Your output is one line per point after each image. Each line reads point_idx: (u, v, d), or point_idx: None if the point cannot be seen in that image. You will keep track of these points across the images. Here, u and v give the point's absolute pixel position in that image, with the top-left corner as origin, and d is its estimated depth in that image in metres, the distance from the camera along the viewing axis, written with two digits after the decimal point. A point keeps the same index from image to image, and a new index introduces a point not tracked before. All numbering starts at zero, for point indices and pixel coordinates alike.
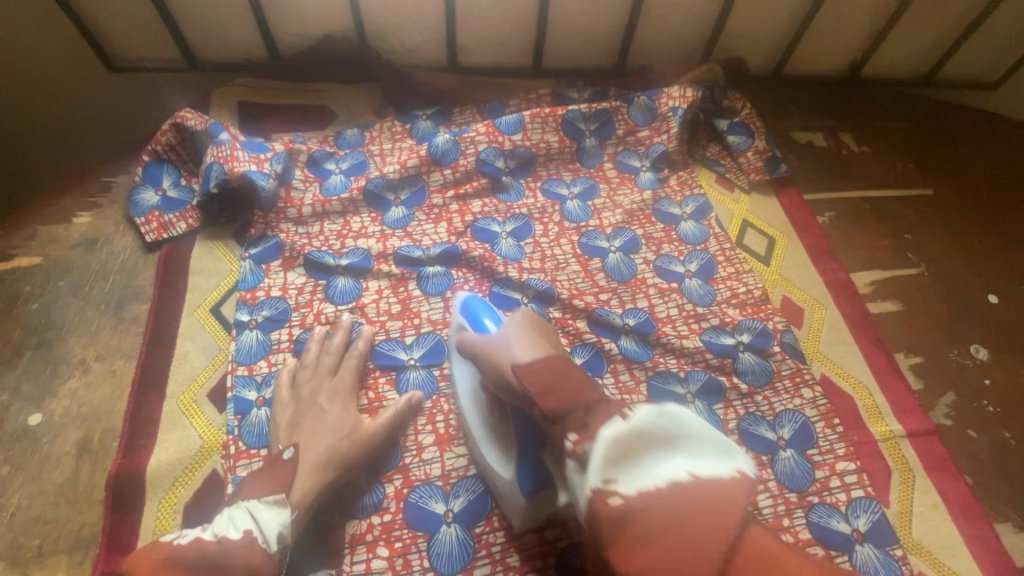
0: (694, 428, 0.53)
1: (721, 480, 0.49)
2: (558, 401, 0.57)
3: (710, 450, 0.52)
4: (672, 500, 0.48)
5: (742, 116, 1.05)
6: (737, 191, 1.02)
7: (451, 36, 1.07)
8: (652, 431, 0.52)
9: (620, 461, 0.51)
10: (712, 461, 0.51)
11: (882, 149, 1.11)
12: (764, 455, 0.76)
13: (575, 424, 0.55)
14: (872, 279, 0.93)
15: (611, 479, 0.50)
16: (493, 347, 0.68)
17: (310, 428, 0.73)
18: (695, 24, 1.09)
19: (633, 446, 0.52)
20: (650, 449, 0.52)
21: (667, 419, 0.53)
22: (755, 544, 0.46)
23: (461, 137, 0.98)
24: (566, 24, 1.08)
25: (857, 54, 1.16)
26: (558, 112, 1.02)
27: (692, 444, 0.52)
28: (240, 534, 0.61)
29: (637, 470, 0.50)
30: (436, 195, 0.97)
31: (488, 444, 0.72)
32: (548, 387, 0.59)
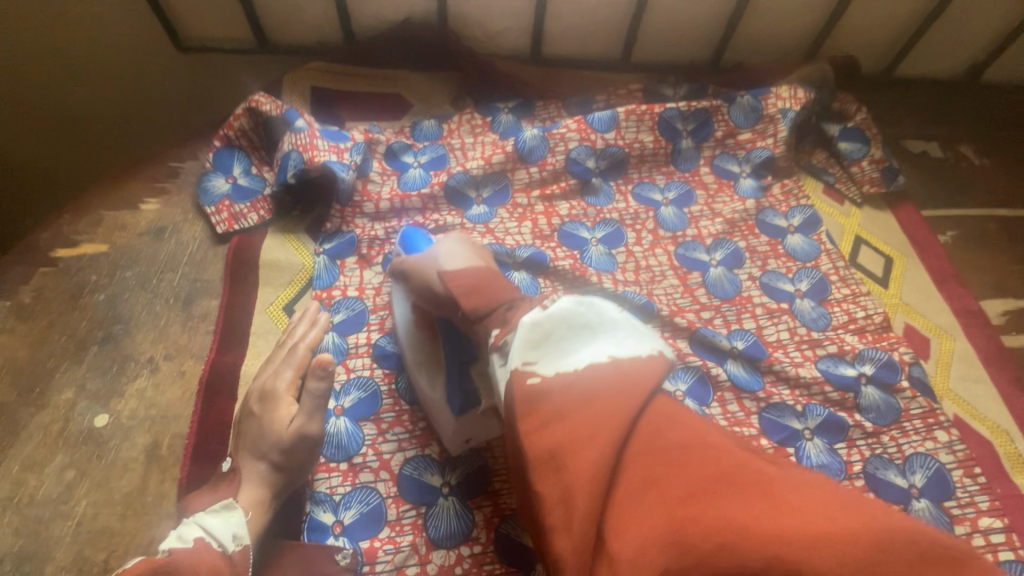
0: (615, 316, 0.52)
1: (640, 359, 0.48)
2: (481, 300, 0.56)
3: (632, 335, 0.50)
4: (588, 377, 0.47)
5: (857, 120, 0.96)
6: (848, 203, 0.93)
7: (539, 24, 0.99)
8: (573, 318, 0.51)
9: (539, 345, 0.50)
10: (633, 343, 0.50)
11: (1006, 162, 1.00)
12: (895, 505, 0.68)
13: (497, 320, 0.54)
14: (1005, 308, 0.84)
15: (530, 362, 0.49)
16: (420, 259, 0.65)
17: (245, 435, 0.64)
18: (804, 18, 1.00)
19: (554, 331, 0.50)
20: (571, 333, 0.50)
21: (586, 307, 0.52)
22: (659, 407, 0.46)
23: (550, 133, 0.90)
24: (663, 15, 1.00)
25: (978, 57, 1.05)
26: (655, 109, 0.93)
27: (610, 327, 0.51)
28: (191, 543, 0.53)
29: (557, 354, 0.49)
30: (520, 194, 0.90)
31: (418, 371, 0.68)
32: (472, 288, 0.57)
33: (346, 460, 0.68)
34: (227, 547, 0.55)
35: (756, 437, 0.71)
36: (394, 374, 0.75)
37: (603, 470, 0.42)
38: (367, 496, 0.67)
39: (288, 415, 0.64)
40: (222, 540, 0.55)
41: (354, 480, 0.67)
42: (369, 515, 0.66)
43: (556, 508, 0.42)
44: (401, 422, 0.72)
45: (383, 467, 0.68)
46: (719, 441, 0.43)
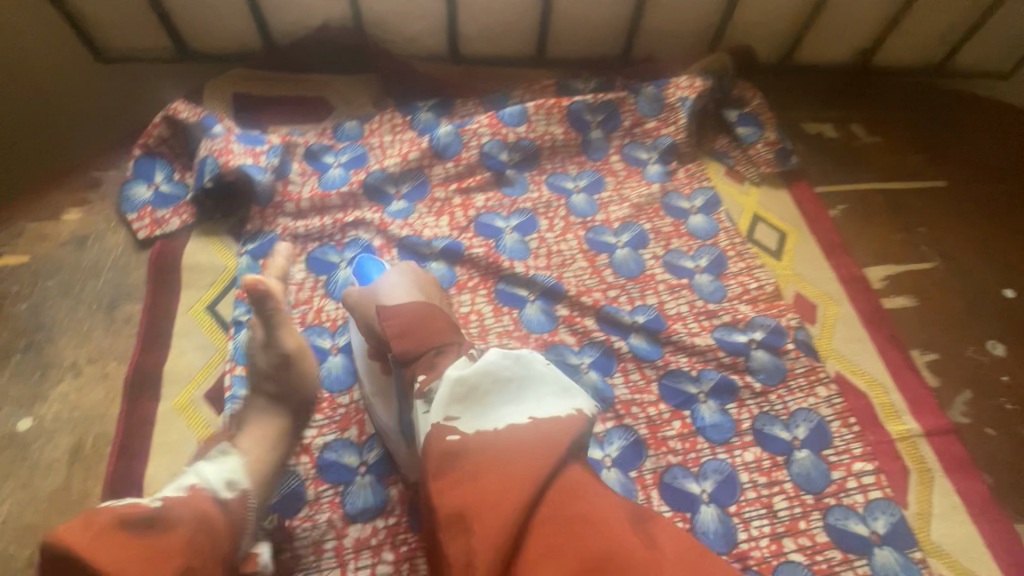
0: (544, 373, 0.58)
1: (558, 418, 0.53)
2: (413, 343, 0.62)
3: (553, 393, 0.56)
4: (505, 435, 0.51)
5: (752, 107, 1.03)
6: (746, 183, 1.00)
7: (452, 24, 1.03)
8: (498, 373, 0.57)
9: (460, 400, 0.56)
10: (554, 401, 0.55)
11: (893, 139, 1.08)
12: (779, 456, 0.74)
13: (424, 365, 0.61)
14: (886, 274, 0.91)
15: (452, 416, 0.55)
16: (366, 296, 0.70)
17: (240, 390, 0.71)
18: (703, 10, 1.06)
19: (477, 386, 0.56)
20: (495, 390, 0.56)
21: (517, 364, 0.58)
22: (571, 478, 0.48)
23: (463, 129, 0.95)
24: (570, 12, 1.05)
25: (867, 44, 1.13)
26: (563, 103, 0.99)
27: (536, 384, 0.57)
28: (185, 492, 0.54)
29: (479, 408, 0.55)
30: (438, 189, 0.95)
31: (376, 399, 0.71)
32: (404, 330, 0.63)
33: None
34: (225, 493, 0.57)
35: (655, 403, 0.77)
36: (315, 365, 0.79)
37: (501, 534, 0.45)
38: (287, 479, 0.70)
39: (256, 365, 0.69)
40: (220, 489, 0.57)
41: None
42: (289, 496, 0.69)
43: (459, 569, 0.45)
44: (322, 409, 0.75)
45: (303, 451, 0.72)
46: (610, 510, 0.46)
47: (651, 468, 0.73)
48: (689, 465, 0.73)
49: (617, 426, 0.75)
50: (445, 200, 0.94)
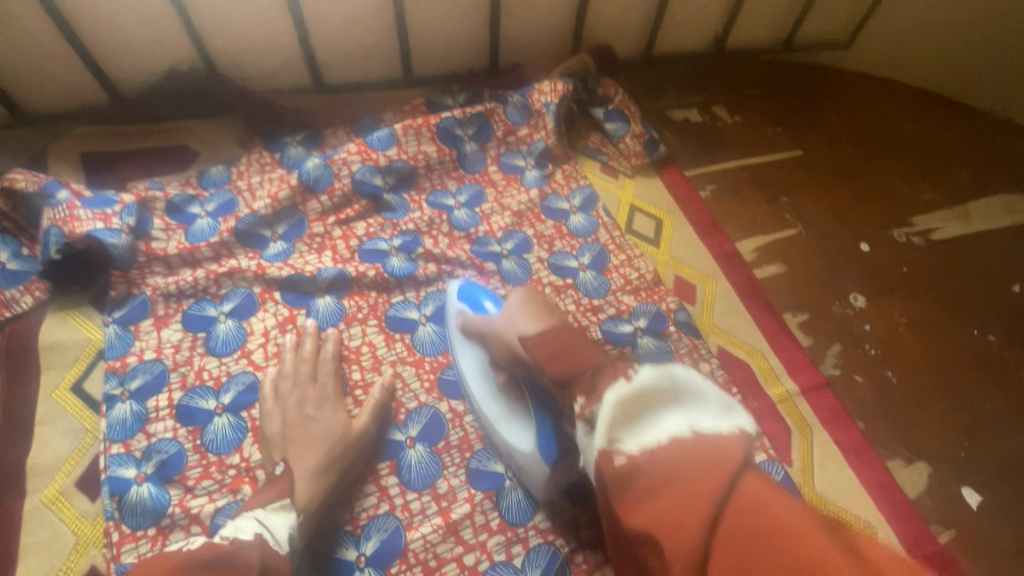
0: (704, 391, 0.54)
1: (721, 434, 0.50)
2: (565, 366, 0.61)
3: (712, 407, 0.52)
4: (672, 456, 0.49)
5: (617, 102, 1.08)
6: (621, 177, 1.04)
7: (309, 54, 1.01)
8: (655, 394, 0.54)
9: (623, 423, 0.53)
10: (713, 417, 0.52)
11: (752, 117, 1.15)
12: None
13: (584, 387, 0.58)
14: (756, 245, 0.97)
15: (615, 441, 0.53)
16: (500, 329, 0.73)
17: (302, 440, 0.71)
18: (557, 16, 1.10)
19: (636, 408, 0.54)
20: (654, 408, 0.53)
21: (674, 386, 0.54)
22: (755, 489, 0.47)
23: (331, 160, 0.94)
24: (428, 30, 1.05)
25: (718, 29, 1.19)
26: (432, 121, 0.99)
27: (697, 400, 0.53)
28: (251, 536, 0.58)
29: (640, 430, 0.53)
30: (317, 224, 0.93)
31: (507, 422, 0.74)
32: (557, 353, 0.62)
33: (153, 525, 0.68)
34: (281, 547, 0.60)
35: None
36: (200, 429, 0.75)
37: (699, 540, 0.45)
38: None
39: (345, 420, 0.74)
40: (275, 538, 0.60)
41: (163, 542, 0.67)
42: None
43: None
44: (210, 474, 0.72)
45: (193, 522, 0.69)
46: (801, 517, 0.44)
47: None
48: None
49: None
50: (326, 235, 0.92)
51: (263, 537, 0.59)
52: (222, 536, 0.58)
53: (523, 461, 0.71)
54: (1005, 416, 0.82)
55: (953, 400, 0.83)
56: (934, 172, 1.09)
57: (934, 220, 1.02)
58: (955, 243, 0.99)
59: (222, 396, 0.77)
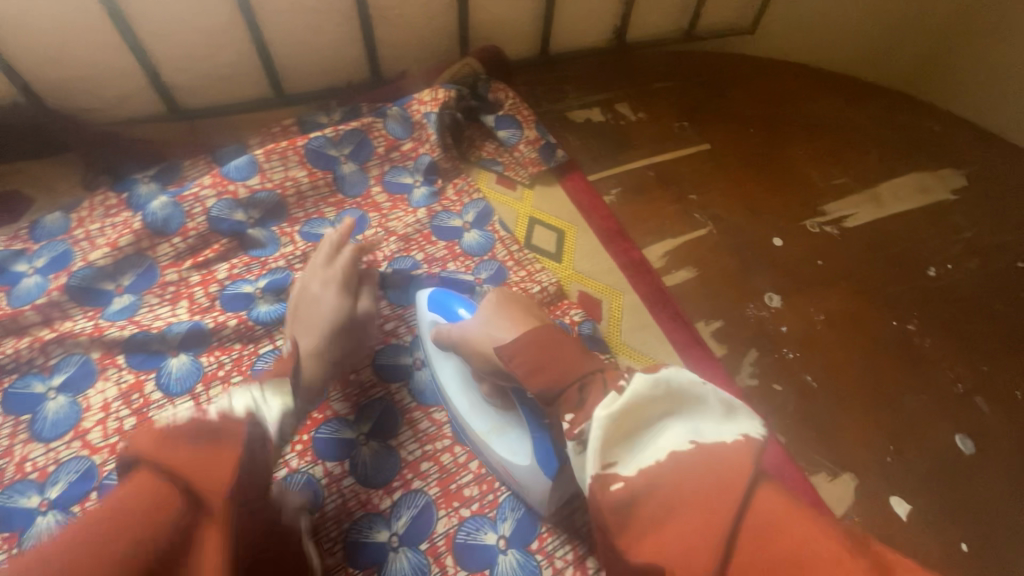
0: (700, 393, 0.47)
1: (724, 443, 0.43)
2: (551, 378, 0.52)
3: (708, 414, 0.46)
4: (673, 478, 0.42)
5: (507, 107, 0.99)
6: (520, 188, 0.96)
7: (154, 79, 0.89)
8: (650, 406, 0.47)
9: (618, 440, 0.46)
10: (712, 424, 0.45)
11: (658, 112, 1.09)
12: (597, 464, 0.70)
13: (570, 402, 0.51)
14: (665, 250, 0.91)
15: (610, 462, 0.45)
16: (474, 334, 0.63)
17: (310, 321, 0.71)
18: (438, 20, 1.01)
19: (631, 425, 0.46)
20: (649, 424, 0.46)
21: (670, 393, 0.47)
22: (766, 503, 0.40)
23: (181, 197, 0.82)
24: (293, 44, 0.95)
25: (616, 22, 1.12)
26: (299, 142, 0.89)
27: (693, 406, 0.47)
28: (243, 415, 0.48)
29: (636, 447, 0.46)
30: (171, 270, 0.81)
31: (497, 437, 0.65)
32: (536, 364, 0.54)
33: None
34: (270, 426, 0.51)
35: (449, 448, 0.71)
36: (18, 534, 0.63)
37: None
38: None
39: (353, 303, 0.74)
40: (266, 419, 0.51)
41: None
42: None
43: None
44: None
45: None
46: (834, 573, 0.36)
47: (442, 532, 0.65)
48: (486, 510, 0.67)
49: (406, 495, 0.67)
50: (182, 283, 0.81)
51: (256, 418, 0.49)
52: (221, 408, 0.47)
53: (519, 476, 0.63)
54: (929, 411, 0.77)
55: (876, 399, 0.78)
56: (844, 156, 1.05)
57: (847, 207, 0.98)
58: (869, 230, 0.95)
59: (49, 490, 0.65)
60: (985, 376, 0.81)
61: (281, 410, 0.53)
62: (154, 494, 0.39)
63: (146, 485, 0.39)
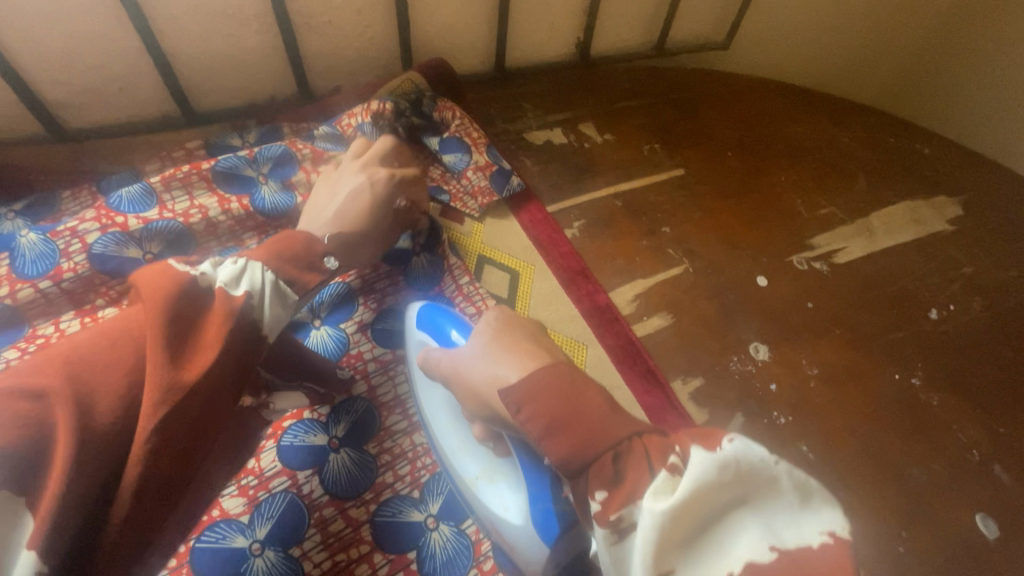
0: (775, 473, 0.31)
1: (815, 551, 0.29)
2: (581, 435, 0.36)
3: (786, 501, 0.31)
4: None
5: (454, 128, 0.86)
6: (468, 222, 0.83)
7: (23, 96, 0.74)
8: (713, 493, 0.31)
9: (671, 545, 0.31)
10: (795, 519, 0.30)
11: (626, 133, 0.98)
12: None
13: (602, 477, 0.35)
14: (635, 292, 0.79)
15: (662, 573, 0.31)
16: (468, 368, 0.48)
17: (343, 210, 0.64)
18: (374, 30, 0.88)
19: (687, 520, 0.31)
20: (711, 516, 0.31)
21: (741, 476, 0.31)
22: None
23: (55, 233, 0.67)
24: (200, 54, 0.80)
25: (579, 35, 1.01)
26: (203, 164, 0.75)
27: (766, 490, 0.31)
28: (239, 292, 0.43)
29: (698, 552, 0.31)
30: (44, 322, 0.65)
31: (488, 484, 0.53)
32: (562, 418, 0.37)
33: None
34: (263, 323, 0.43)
35: (368, 556, 0.56)
36: None
37: None
38: None
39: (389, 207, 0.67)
40: (262, 313, 0.43)
41: None
42: None
43: None
44: None
45: None
46: None
47: None
48: None
49: None
50: (55, 333, 0.64)
51: (249, 304, 0.42)
52: (218, 284, 0.42)
53: (512, 540, 0.50)
54: (942, 486, 0.67)
55: (883, 473, 0.67)
56: (829, 182, 0.95)
57: (836, 240, 0.88)
58: (861, 266, 0.85)
59: None
60: (1001, 440, 0.70)
61: (278, 318, 0.45)
62: (142, 328, 0.37)
63: (137, 322, 0.37)
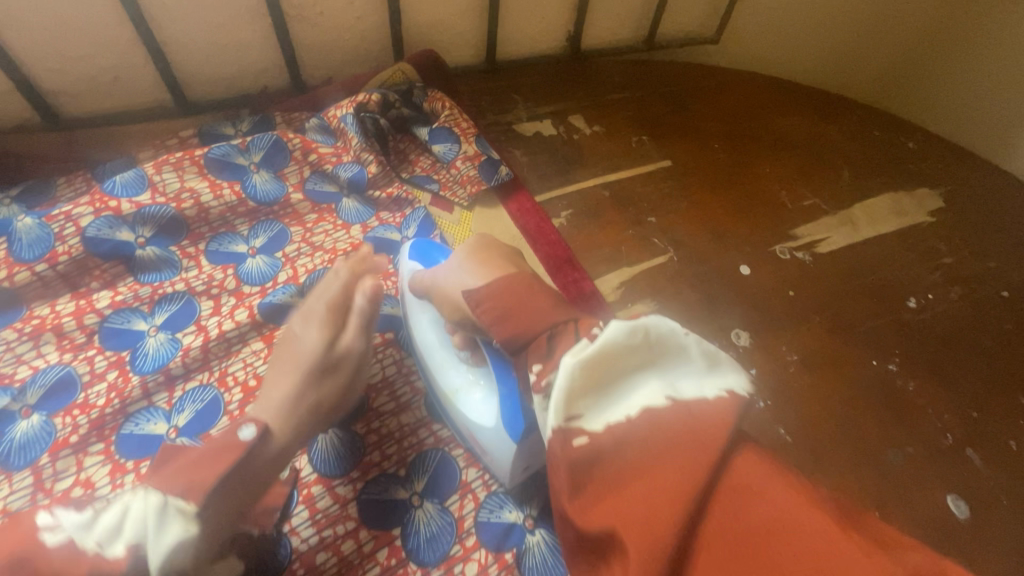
0: (683, 344, 0.39)
1: (704, 399, 0.36)
2: (519, 323, 0.45)
3: (690, 366, 0.39)
4: None
5: (444, 118, 0.88)
6: (458, 210, 0.85)
7: (20, 84, 0.75)
8: (627, 354, 0.39)
9: (586, 392, 0.38)
10: (694, 378, 0.38)
11: (614, 125, 0.99)
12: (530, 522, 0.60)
13: (539, 351, 0.43)
14: (620, 280, 0.80)
15: (576, 414, 0.37)
16: (444, 281, 0.56)
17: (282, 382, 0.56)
18: (366, 21, 0.89)
19: (603, 374, 0.39)
20: (625, 373, 0.39)
21: (650, 342, 0.39)
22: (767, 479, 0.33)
23: (50, 217, 0.69)
24: (193, 44, 0.82)
25: (569, 28, 1.02)
26: (197, 152, 0.76)
27: (673, 358, 0.39)
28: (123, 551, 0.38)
29: (607, 401, 0.38)
30: (40, 305, 0.67)
31: (456, 395, 0.58)
32: (508, 310, 0.46)
33: None
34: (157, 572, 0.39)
35: (354, 532, 0.58)
36: None
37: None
38: None
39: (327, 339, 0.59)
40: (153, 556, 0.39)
41: None
42: None
43: None
44: None
45: None
46: None
47: None
48: None
49: None
50: (51, 316, 0.66)
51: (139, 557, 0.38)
52: (95, 546, 0.38)
53: (480, 439, 0.56)
54: (916, 468, 0.68)
55: (859, 456, 0.68)
56: (813, 173, 0.97)
57: (819, 231, 0.89)
58: (842, 256, 0.87)
59: None
60: (974, 425, 0.72)
61: (177, 540, 0.40)
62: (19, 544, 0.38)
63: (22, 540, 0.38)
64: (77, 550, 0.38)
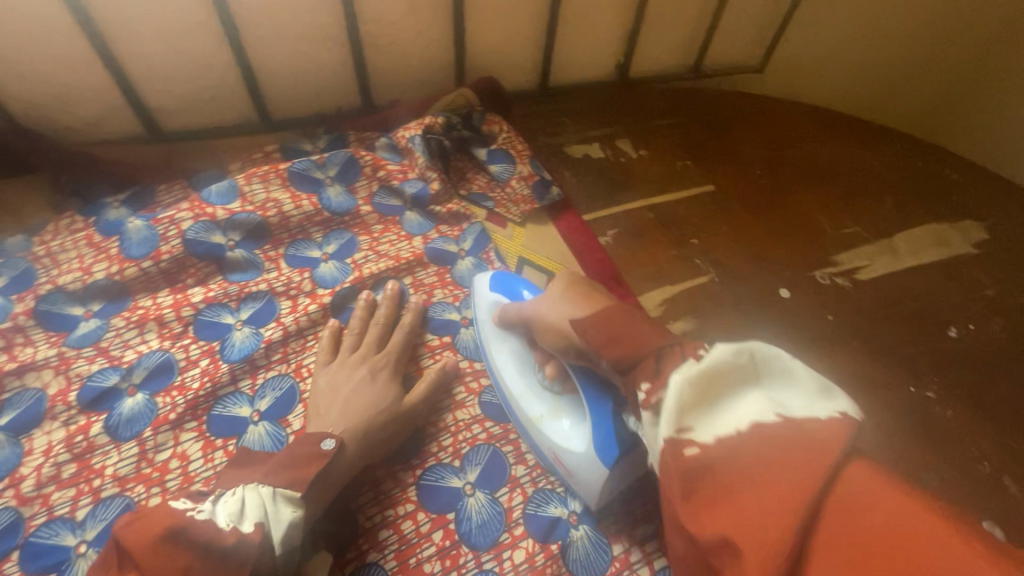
0: (787, 366, 0.43)
1: (817, 420, 0.40)
2: (627, 348, 0.50)
3: (798, 389, 0.42)
4: None
5: (501, 141, 0.95)
6: (511, 225, 0.91)
7: (134, 101, 0.85)
8: (733, 373, 0.44)
9: (695, 407, 0.42)
10: (803, 400, 0.42)
11: (659, 149, 1.04)
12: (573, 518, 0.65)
13: (647, 372, 0.47)
14: (662, 298, 0.85)
15: (686, 427, 0.42)
16: (542, 312, 0.63)
17: (346, 400, 0.66)
18: (433, 49, 0.97)
19: (709, 390, 0.43)
20: (734, 396, 0.43)
21: (756, 366, 0.44)
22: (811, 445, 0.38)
23: (156, 220, 0.78)
24: (281, 68, 0.91)
25: (619, 57, 1.08)
26: (282, 166, 0.85)
27: (778, 381, 0.43)
28: (252, 528, 0.49)
29: (716, 417, 0.42)
30: (144, 297, 0.76)
31: (552, 420, 0.64)
32: (612, 335, 0.51)
33: None
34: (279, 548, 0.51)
35: (413, 514, 0.63)
36: None
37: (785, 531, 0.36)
38: None
39: (396, 394, 0.68)
40: (274, 531, 0.51)
41: None
42: None
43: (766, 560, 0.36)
44: None
45: None
46: None
47: None
48: None
49: (359, 569, 0.60)
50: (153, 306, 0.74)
51: (265, 533, 0.50)
52: (226, 525, 0.49)
53: (573, 462, 0.61)
54: (955, 493, 0.70)
55: None
56: (855, 201, 0.99)
57: (860, 257, 0.92)
58: (882, 283, 0.89)
59: None
60: (1014, 454, 0.73)
61: (289, 520, 0.53)
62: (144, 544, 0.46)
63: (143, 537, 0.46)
64: (217, 526, 0.48)
